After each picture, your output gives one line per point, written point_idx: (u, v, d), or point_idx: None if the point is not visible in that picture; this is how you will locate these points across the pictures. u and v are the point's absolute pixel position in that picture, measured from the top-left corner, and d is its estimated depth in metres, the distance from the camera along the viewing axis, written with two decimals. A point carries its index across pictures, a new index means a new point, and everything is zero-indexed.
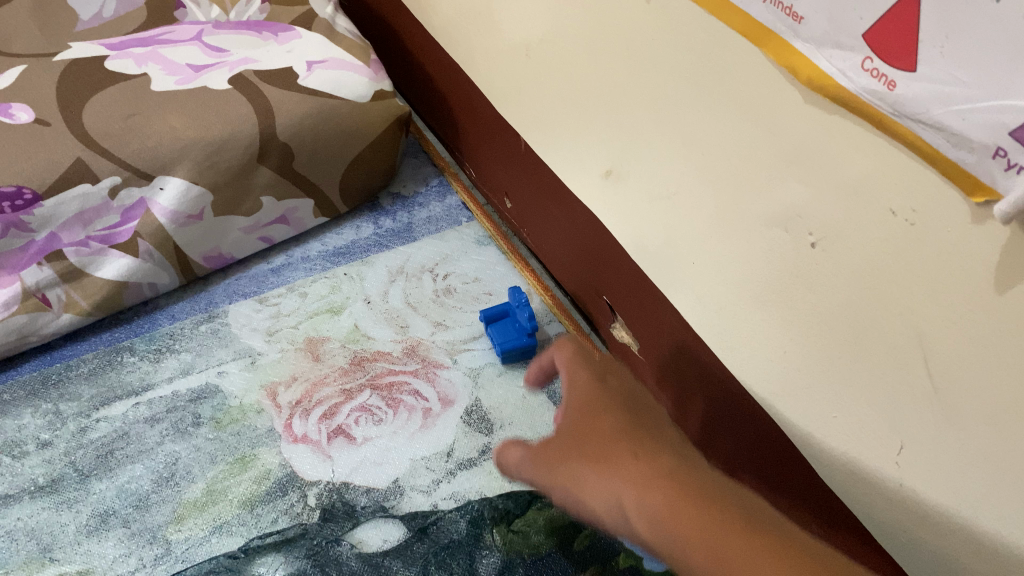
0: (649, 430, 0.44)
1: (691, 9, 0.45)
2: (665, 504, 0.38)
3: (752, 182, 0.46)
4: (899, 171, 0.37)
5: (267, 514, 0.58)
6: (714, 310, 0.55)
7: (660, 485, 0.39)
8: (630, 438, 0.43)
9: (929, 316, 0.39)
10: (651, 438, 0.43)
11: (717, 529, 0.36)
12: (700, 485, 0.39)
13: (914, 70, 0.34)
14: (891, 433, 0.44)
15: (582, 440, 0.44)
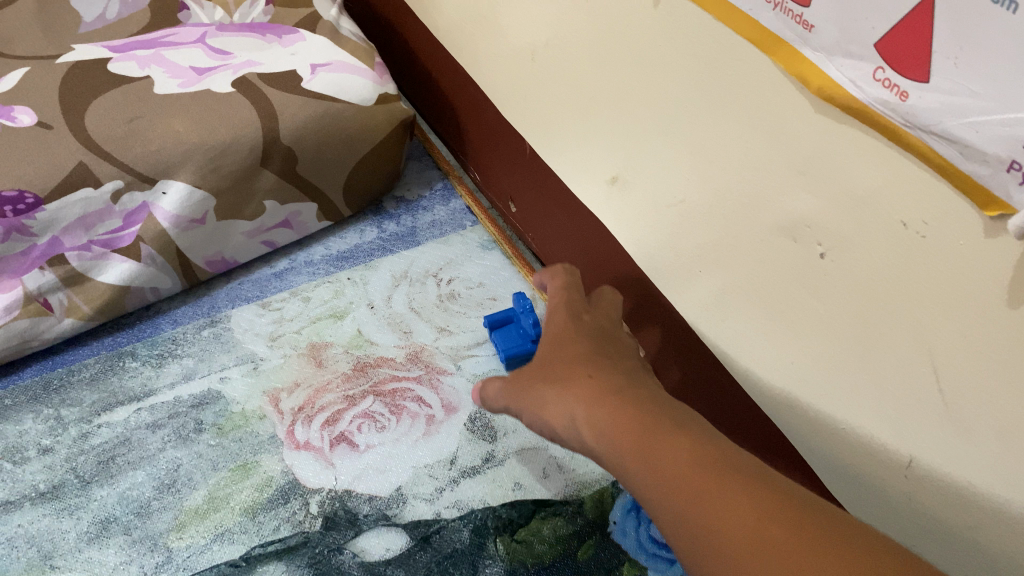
0: (612, 355, 0.49)
1: (699, 16, 0.44)
2: (607, 413, 0.42)
3: (761, 192, 0.46)
4: (911, 184, 0.37)
5: (269, 522, 0.58)
6: (720, 319, 0.54)
7: (605, 396, 0.43)
8: (588, 360, 0.47)
9: (939, 330, 0.38)
10: (612, 362, 0.47)
11: (650, 432, 0.39)
12: (642, 396, 0.43)
13: (927, 81, 0.33)
14: (900, 448, 0.44)
15: (546, 362, 0.49)
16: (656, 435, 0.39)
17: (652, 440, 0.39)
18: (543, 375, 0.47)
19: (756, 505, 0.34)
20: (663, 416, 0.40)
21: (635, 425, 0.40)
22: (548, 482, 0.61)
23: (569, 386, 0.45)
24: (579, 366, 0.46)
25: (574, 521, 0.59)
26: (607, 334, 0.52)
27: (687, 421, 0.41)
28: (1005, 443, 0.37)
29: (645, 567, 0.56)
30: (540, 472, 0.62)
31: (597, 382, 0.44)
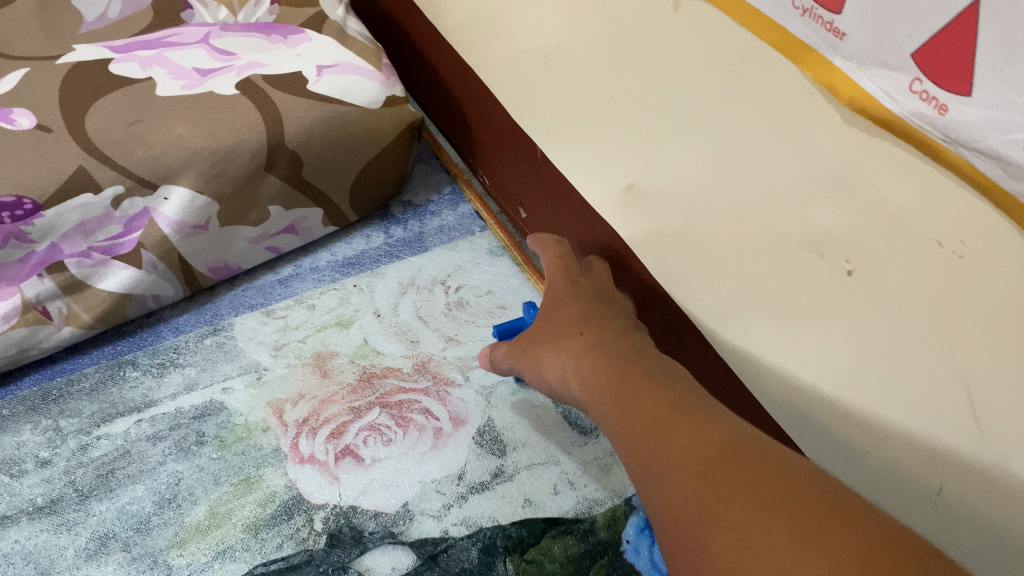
0: (606, 316, 0.56)
1: (722, 21, 0.42)
2: (589, 368, 0.50)
3: (784, 204, 0.44)
4: (949, 202, 0.35)
5: (271, 540, 0.56)
6: (739, 332, 0.53)
7: (591, 353, 0.51)
8: (581, 323, 0.55)
9: (976, 354, 0.36)
10: (605, 319, 0.55)
11: (619, 378, 0.47)
12: (620, 349, 0.50)
13: (970, 94, 0.31)
14: (931, 475, 0.43)
15: (547, 330, 0.57)
16: (621, 385, 0.46)
17: (619, 388, 0.46)
18: (544, 343, 0.56)
19: (685, 430, 0.39)
20: (634, 366, 0.47)
21: (611, 377, 0.47)
22: (558, 499, 0.59)
23: (562, 349, 0.54)
24: (571, 330, 0.55)
25: (585, 540, 0.57)
26: (606, 295, 0.59)
27: (659, 368, 0.47)
28: None
29: None
30: (551, 489, 0.60)
31: (585, 344, 0.52)
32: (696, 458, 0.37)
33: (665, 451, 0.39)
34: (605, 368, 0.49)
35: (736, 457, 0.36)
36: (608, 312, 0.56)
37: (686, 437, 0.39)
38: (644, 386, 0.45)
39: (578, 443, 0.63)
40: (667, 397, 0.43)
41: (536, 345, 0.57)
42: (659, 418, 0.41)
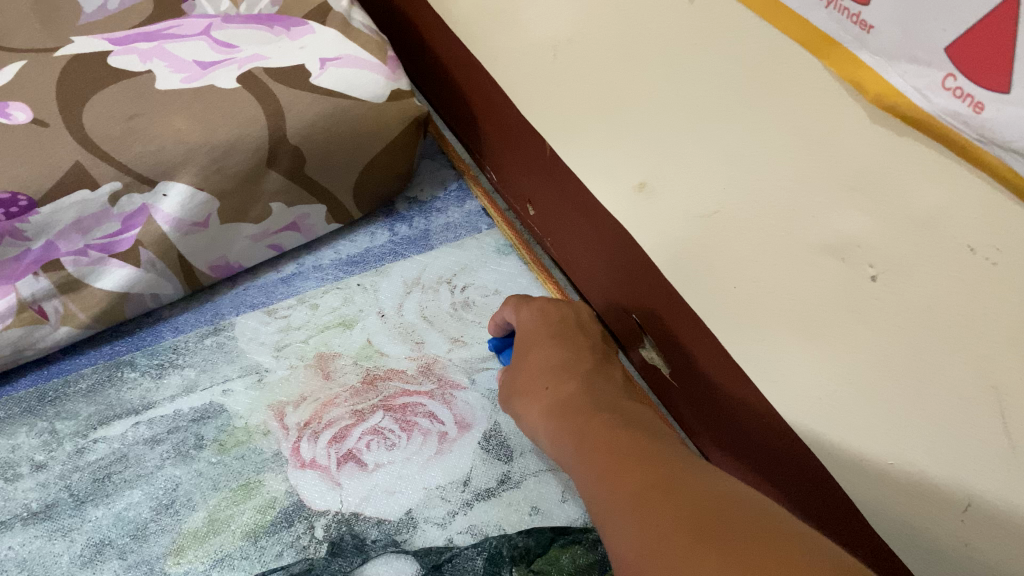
0: (573, 355, 0.54)
1: (741, 14, 0.40)
2: (555, 427, 0.48)
3: (805, 207, 0.42)
4: (982, 206, 0.33)
5: (271, 548, 0.55)
6: (754, 339, 0.51)
7: (560, 409, 0.49)
8: (550, 365, 0.53)
9: (1010, 370, 0.34)
10: (575, 363, 0.53)
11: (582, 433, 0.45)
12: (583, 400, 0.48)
13: (1008, 92, 0.29)
14: (958, 490, 0.40)
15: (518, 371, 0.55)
16: (590, 444, 0.44)
17: (586, 448, 0.44)
18: (517, 387, 0.54)
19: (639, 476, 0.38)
20: (604, 420, 0.45)
21: (581, 436, 0.45)
22: (566, 507, 0.58)
23: (533, 398, 0.52)
24: (539, 374, 0.53)
25: (595, 549, 0.55)
26: (574, 325, 0.57)
27: (631, 420, 0.45)
28: None
29: None
30: (559, 496, 0.58)
31: (553, 393, 0.50)
32: (640, 536, 0.35)
33: (618, 526, 0.36)
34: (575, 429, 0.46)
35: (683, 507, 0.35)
36: (577, 349, 0.54)
37: (637, 508, 0.36)
38: (613, 445, 0.42)
39: None
40: (632, 459, 0.40)
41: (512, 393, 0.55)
42: (618, 484, 0.39)
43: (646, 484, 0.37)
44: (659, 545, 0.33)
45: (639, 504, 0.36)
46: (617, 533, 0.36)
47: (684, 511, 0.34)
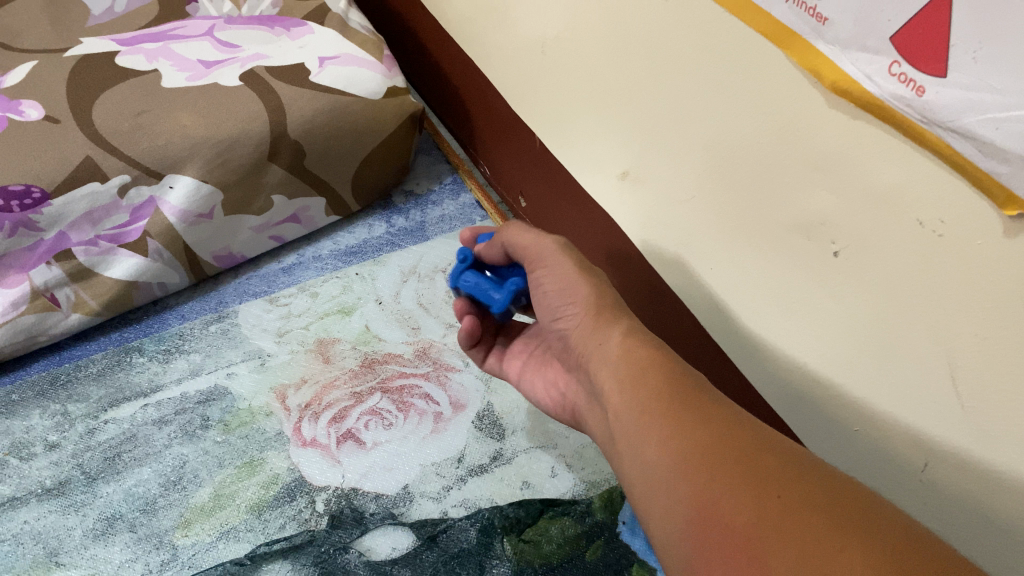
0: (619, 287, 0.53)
1: (713, 10, 0.44)
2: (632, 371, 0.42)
3: (775, 188, 0.45)
4: (929, 181, 0.35)
5: (275, 520, 0.57)
6: (732, 317, 0.53)
7: (631, 352, 0.44)
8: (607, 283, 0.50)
9: (957, 336, 0.37)
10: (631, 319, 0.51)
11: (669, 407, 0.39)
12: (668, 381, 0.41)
13: (946, 76, 0.32)
14: (917, 451, 0.42)
15: (567, 258, 0.50)
16: (649, 394, 0.40)
17: (644, 397, 0.40)
18: (561, 274, 0.49)
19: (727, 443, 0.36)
20: (647, 353, 0.43)
21: (636, 381, 0.42)
22: (555, 482, 0.60)
23: (574, 301, 0.49)
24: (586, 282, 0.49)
25: (582, 521, 0.58)
26: None
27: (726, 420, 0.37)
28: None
29: (656, 568, 0.55)
30: (549, 472, 0.61)
31: (599, 305, 0.48)
32: (744, 529, 0.32)
33: (708, 513, 0.33)
34: (613, 353, 0.44)
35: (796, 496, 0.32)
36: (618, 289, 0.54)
37: (734, 493, 0.33)
38: (677, 407, 0.39)
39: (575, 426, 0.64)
40: (709, 429, 0.37)
41: (552, 276, 0.50)
42: (691, 457, 0.36)
43: (734, 464, 0.35)
44: (772, 540, 0.31)
45: (737, 489, 0.33)
46: (704, 523, 0.33)
47: (796, 498, 0.32)
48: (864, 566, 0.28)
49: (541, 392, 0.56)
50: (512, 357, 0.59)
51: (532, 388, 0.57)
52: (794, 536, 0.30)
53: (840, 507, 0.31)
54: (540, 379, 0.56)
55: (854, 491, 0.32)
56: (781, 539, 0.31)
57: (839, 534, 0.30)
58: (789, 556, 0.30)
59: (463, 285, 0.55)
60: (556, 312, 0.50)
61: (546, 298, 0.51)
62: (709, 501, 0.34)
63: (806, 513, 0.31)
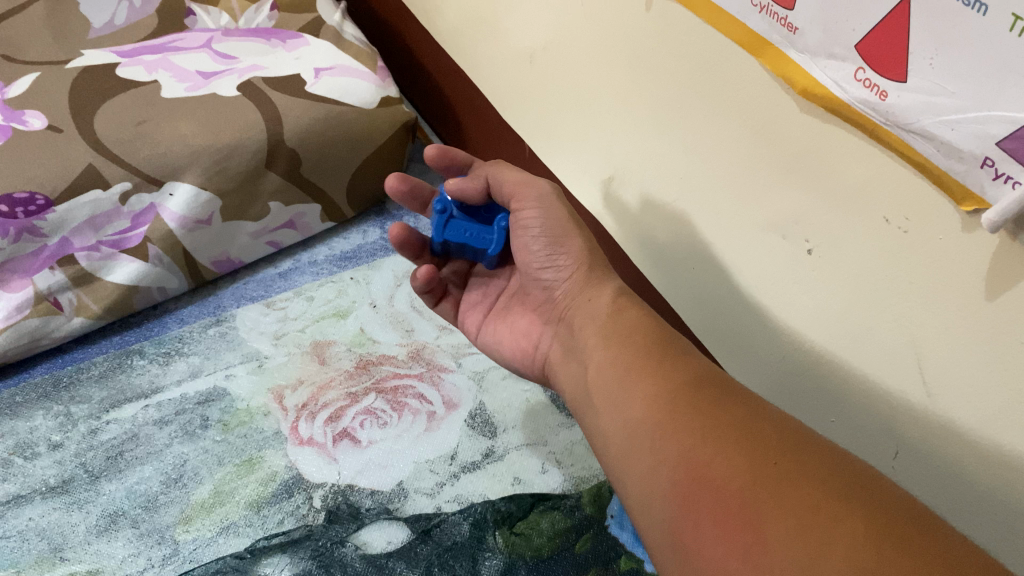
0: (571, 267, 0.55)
1: (691, 20, 0.46)
2: (623, 354, 0.44)
3: (752, 189, 0.47)
4: (894, 181, 0.37)
5: (273, 516, 0.59)
6: (716, 314, 0.56)
7: (620, 335, 0.46)
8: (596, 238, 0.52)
9: (924, 326, 0.39)
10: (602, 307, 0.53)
11: (662, 384, 0.41)
12: (660, 359, 0.43)
13: (905, 81, 0.34)
14: (889, 438, 0.44)
15: (556, 209, 0.51)
16: (642, 373, 0.42)
17: (636, 377, 0.42)
18: (551, 228, 0.51)
19: (719, 412, 0.38)
20: (634, 317, 0.47)
21: (628, 351, 0.44)
22: (546, 477, 0.62)
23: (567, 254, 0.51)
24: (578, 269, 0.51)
25: (572, 514, 0.59)
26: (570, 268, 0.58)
27: (717, 393, 0.39)
28: (988, 436, 0.37)
29: (643, 560, 0.56)
30: (539, 467, 0.63)
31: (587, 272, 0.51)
32: (735, 493, 0.33)
33: (697, 478, 0.35)
34: (603, 312, 0.48)
35: (790, 464, 0.34)
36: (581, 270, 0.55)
37: (726, 460, 0.35)
38: (669, 385, 0.40)
39: (565, 424, 0.66)
40: (698, 399, 0.39)
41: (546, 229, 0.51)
42: (684, 427, 0.37)
43: (725, 432, 0.36)
44: (765, 506, 0.32)
45: (729, 456, 0.35)
46: (692, 487, 0.35)
47: (792, 465, 0.34)
48: (858, 532, 0.30)
49: (506, 340, 0.57)
50: (467, 305, 0.61)
51: (494, 337, 0.58)
52: (790, 505, 0.32)
53: (832, 476, 0.33)
54: (507, 329, 0.57)
55: (843, 462, 0.34)
56: (775, 508, 0.32)
57: (835, 506, 0.31)
58: (784, 524, 0.31)
59: (453, 239, 0.56)
60: (541, 261, 0.52)
61: (531, 245, 0.52)
62: (698, 466, 0.35)
63: (801, 483, 0.33)
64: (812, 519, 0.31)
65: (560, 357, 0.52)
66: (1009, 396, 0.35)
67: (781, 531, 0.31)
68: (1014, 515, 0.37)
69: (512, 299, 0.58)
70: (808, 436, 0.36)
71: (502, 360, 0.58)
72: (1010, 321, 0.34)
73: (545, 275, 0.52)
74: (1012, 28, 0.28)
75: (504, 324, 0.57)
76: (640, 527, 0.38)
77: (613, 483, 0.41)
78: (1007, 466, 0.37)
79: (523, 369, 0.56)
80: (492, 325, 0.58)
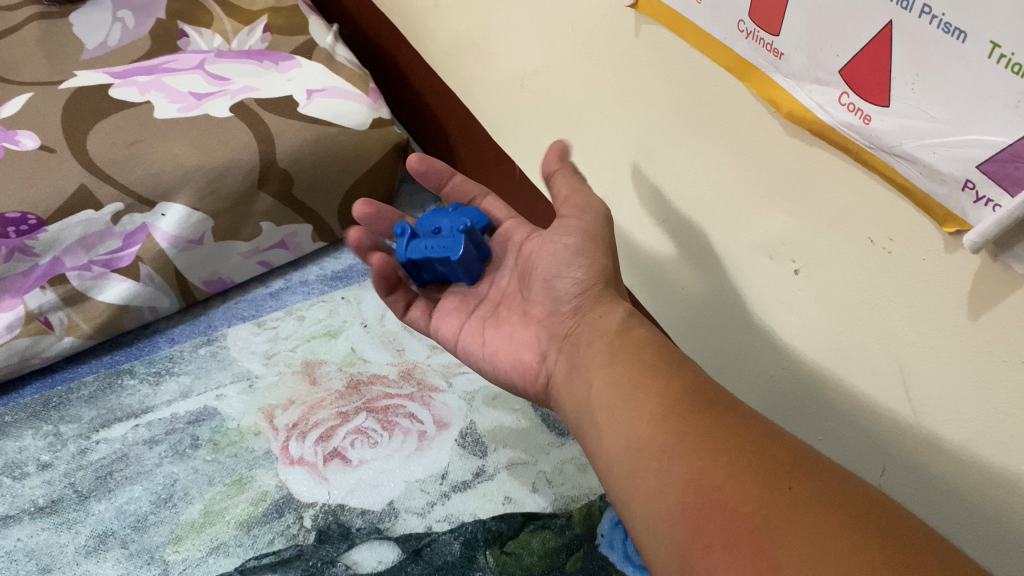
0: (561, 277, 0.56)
1: (679, 46, 0.47)
2: (629, 374, 0.44)
3: (741, 211, 0.48)
4: (878, 203, 0.38)
5: (264, 536, 0.58)
6: (707, 333, 0.57)
7: (628, 352, 0.46)
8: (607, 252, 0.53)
9: (910, 345, 0.39)
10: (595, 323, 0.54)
11: (676, 401, 0.41)
12: (670, 379, 0.43)
13: (888, 105, 0.35)
14: (875, 456, 0.44)
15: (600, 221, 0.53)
16: (652, 393, 0.42)
17: (645, 397, 0.42)
18: (582, 239, 0.52)
19: (733, 433, 0.37)
20: (640, 336, 0.47)
21: (637, 369, 0.44)
22: (537, 497, 0.62)
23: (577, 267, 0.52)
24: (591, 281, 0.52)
25: (562, 534, 0.59)
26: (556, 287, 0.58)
27: (730, 415, 0.39)
28: (973, 454, 0.38)
29: None
30: (530, 487, 0.63)
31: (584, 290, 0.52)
32: (747, 515, 0.33)
33: (708, 498, 0.35)
34: (612, 328, 0.48)
35: (806, 488, 0.34)
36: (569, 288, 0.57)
37: (738, 481, 0.35)
38: (681, 404, 0.40)
39: (555, 444, 0.66)
40: (708, 422, 0.39)
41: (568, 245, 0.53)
42: (694, 445, 0.37)
43: (736, 456, 0.36)
44: (781, 529, 0.32)
45: (745, 477, 0.35)
46: (700, 506, 0.35)
47: (807, 490, 0.33)
48: (875, 559, 0.29)
49: (503, 352, 0.55)
50: (443, 311, 0.61)
51: (489, 347, 0.57)
52: (806, 531, 0.31)
53: (850, 503, 0.33)
54: (503, 340, 0.56)
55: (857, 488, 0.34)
56: (788, 532, 0.32)
57: (850, 533, 0.31)
58: (798, 550, 0.31)
59: (416, 256, 0.57)
60: (560, 270, 0.53)
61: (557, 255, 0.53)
62: (709, 486, 0.35)
63: (817, 508, 0.32)
64: (827, 545, 0.31)
65: (564, 375, 0.50)
66: (993, 414, 0.36)
67: (796, 556, 0.31)
68: (999, 531, 0.38)
69: (501, 309, 0.58)
70: (822, 462, 0.36)
71: (497, 372, 0.56)
72: (993, 341, 0.35)
73: (559, 285, 0.53)
74: (992, 55, 0.29)
75: (498, 335, 0.57)
76: (644, 548, 0.37)
77: (615, 502, 0.41)
78: (989, 483, 0.37)
79: (517, 382, 0.55)
80: (481, 334, 0.58)
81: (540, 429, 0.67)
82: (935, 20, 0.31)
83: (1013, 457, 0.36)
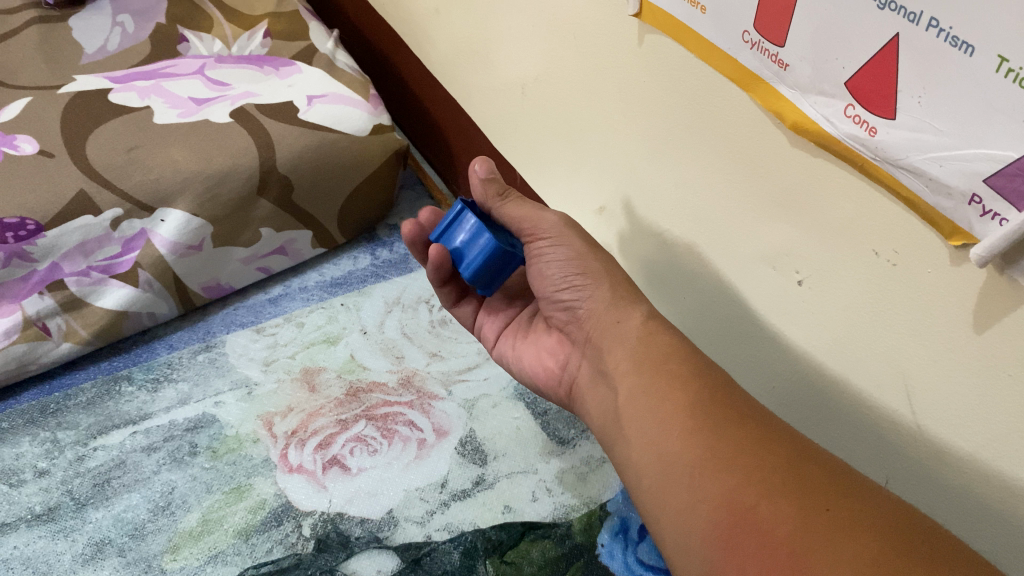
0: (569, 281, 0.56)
1: (682, 56, 0.47)
2: (650, 384, 0.44)
3: (743, 221, 0.48)
4: (881, 215, 0.38)
5: (262, 544, 0.58)
6: (709, 342, 0.57)
7: (647, 360, 0.46)
8: (611, 259, 0.53)
9: (914, 358, 0.39)
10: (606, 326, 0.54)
11: (705, 412, 0.41)
12: (696, 386, 0.43)
13: (894, 118, 0.35)
14: (879, 467, 0.44)
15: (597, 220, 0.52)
16: (674, 407, 0.42)
17: (665, 411, 0.42)
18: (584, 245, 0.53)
19: (768, 448, 0.38)
20: (643, 344, 0.47)
21: (661, 376, 0.44)
22: (537, 505, 0.61)
23: (581, 274, 0.51)
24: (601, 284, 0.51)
25: (562, 543, 0.59)
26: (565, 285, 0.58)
27: (760, 426, 0.39)
28: (977, 466, 0.38)
29: None
30: (530, 496, 0.62)
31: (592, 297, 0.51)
32: (783, 539, 0.33)
33: (742, 521, 0.35)
34: (633, 334, 0.48)
35: (842, 507, 0.34)
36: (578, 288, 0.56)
37: (772, 502, 0.35)
38: (709, 415, 0.41)
39: (555, 453, 0.66)
40: (741, 437, 0.39)
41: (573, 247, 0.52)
42: (728, 462, 0.38)
43: (771, 475, 0.36)
44: (817, 554, 0.32)
45: (779, 497, 0.35)
46: (735, 529, 0.35)
47: (842, 510, 0.34)
48: None
49: (527, 361, 0.57)
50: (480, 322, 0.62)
51: (515, 353, 0.58)
52: (845, 558, 0.32)
53: (884, 521, 0.33)
54: (528, 349, 0.57)
55: (882, 502, 0.34)
56: (825, 558, 0.32)
57: (893, 561, 0.31)
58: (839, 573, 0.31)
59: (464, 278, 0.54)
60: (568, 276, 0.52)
61: (550, 269, 0.52)
62: (742, 507, 0.36)
63: (851, 528, 0.33)
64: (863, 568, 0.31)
65: (589, 380, 0.51)
66: (999, 428, 0.36)
67: None
68: (1003, 542, 0.38)
69: (530, 319, 0.59)
70: (853, 476, 0.36)
71: (523, 377, 0.58)
72: (997, 355, 0.35)
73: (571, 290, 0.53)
74: (999, 69, 0.29)
75: (525, 343, 0.58)
76: (675, 564, 0.38)
77: (643, 517, 0.41)
78: (994, 497, 0.37)
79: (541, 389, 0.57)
80: (512, 343, 0.59)
81: (558, 430, 0.67)
82: (942, 34, 0.31)
83: (1018, 469, 0.36)
